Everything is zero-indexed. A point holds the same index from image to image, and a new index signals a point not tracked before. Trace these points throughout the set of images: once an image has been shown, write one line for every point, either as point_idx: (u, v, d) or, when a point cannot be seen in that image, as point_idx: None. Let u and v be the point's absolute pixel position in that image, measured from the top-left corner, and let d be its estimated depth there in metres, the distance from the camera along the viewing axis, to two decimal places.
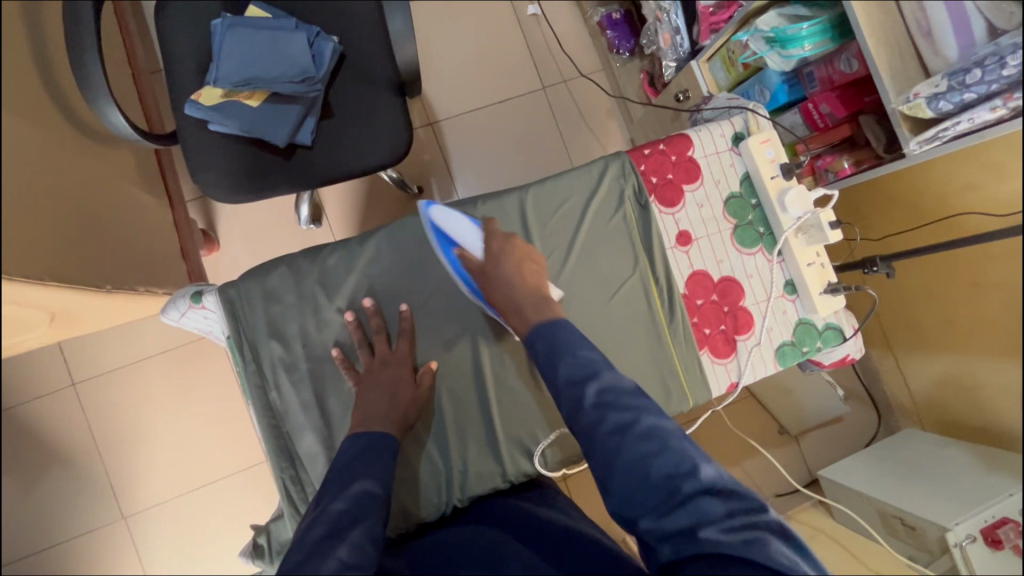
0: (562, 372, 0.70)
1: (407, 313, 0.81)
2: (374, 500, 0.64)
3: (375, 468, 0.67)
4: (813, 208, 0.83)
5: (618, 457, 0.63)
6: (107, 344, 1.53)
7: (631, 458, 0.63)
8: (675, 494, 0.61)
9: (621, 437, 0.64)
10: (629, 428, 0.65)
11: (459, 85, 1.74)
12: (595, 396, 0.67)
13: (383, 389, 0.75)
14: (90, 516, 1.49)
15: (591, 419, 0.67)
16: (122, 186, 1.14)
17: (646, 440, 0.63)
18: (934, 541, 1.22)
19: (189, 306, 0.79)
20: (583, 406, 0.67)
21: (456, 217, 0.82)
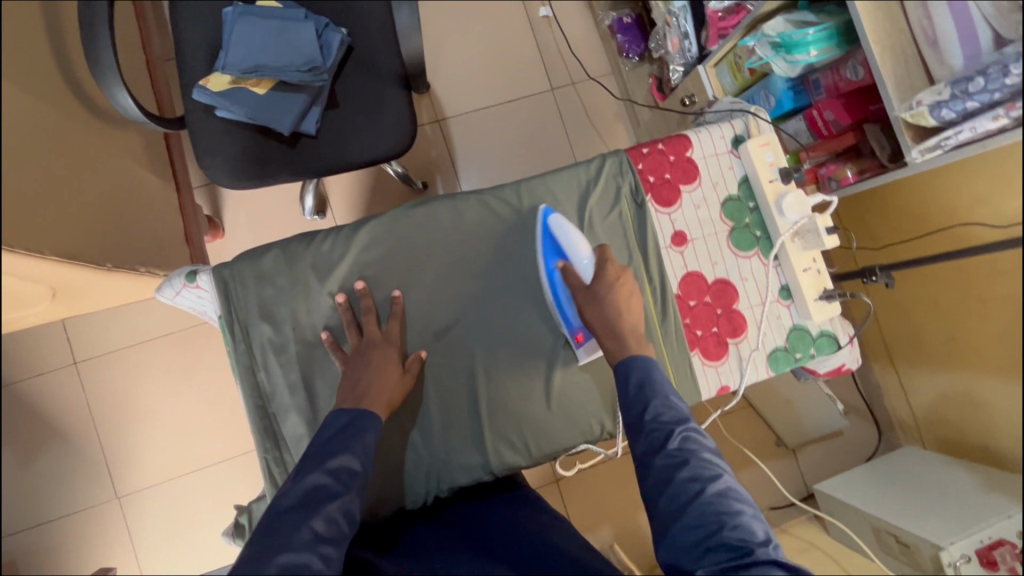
0: (650, 409, 0.70)
1: (399, 297, 0.80)
2: (350, 477, 0.66)
3: (359, 448, 0.69)
4: (810, 213, 0.82)
5: (691, 503, 0.62)
6: (110, 325, 1.55)
7: (702, 508, 0.61)
8: (742, 557, 0.57)
9: (698, 485, 0.63)
10: (708, 478, 0.63)
11: (468, 83, 1.75)
12: (679, 440, 0.67)
13: (369, 371, 0.75)
14: (85, 494, 1.51)
15: (670, 462, 0.66)
16: (129, 168, 1.16)
17: (723, 495, 0.62)
18: (928, 559, 1.20)
19: (184, 285, 0.80)
20: (664, 446, 0.67)
21: (573, 230, 0.81)
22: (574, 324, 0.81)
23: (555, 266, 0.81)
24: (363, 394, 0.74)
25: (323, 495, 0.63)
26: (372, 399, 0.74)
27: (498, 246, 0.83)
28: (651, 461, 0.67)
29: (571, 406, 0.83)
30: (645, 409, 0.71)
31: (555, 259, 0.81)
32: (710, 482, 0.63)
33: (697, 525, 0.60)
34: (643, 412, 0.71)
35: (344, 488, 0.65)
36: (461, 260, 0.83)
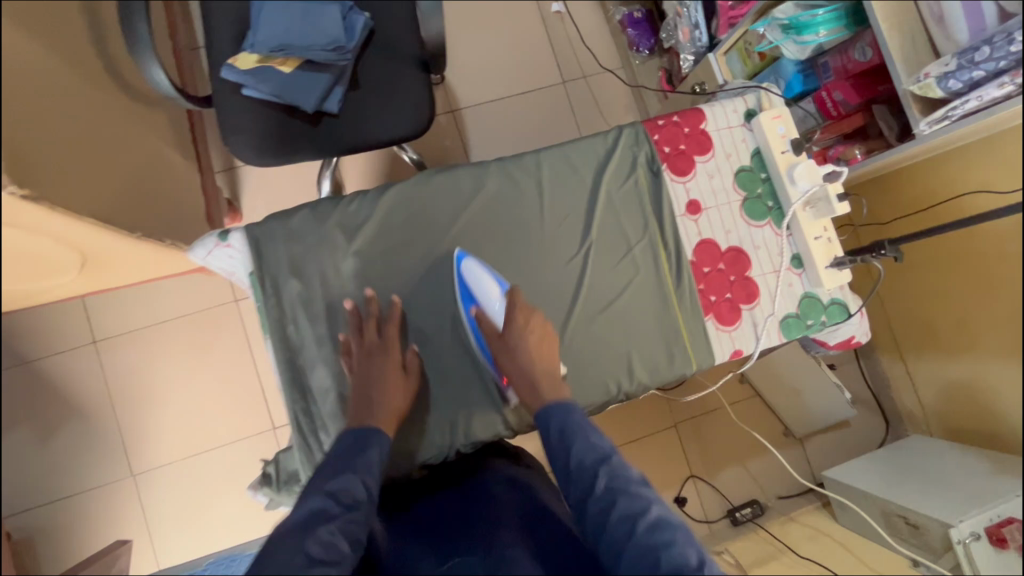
0: (574, 455, 0.68)
1: (398, 303, 0.80)
2: (353, 501, 0.64)
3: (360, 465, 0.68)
4: (821, 182, 0.85)
5: (625, 545, 0.60)
6: (130, 305, 1.59)
7: (639, 549, 0.59)
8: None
9: (629, 525, 0.61)
10: (639, 514, 0.62)
11: (482, 75, 1.79)
12: (606, 480, 0.65)
13: (374, 380, 0.76)
14: (101, 471, 1.54)
15: (600, 507, 0.64)
16: (158, 146, 1.20)
17: (656, 531, 0.60)
18: (938, 539, 1.20)
19: (216, 244, 0.82)
20: (592, 491, 0.65)
21: (484, 276, 0.80)
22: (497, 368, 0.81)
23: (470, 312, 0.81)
24: (372, 402, 0.75)
25: (322, 517, 0.61)
26: (387, 401, 0.75)
27: (520, 211, 0.85)
28: (583, 507, 0.65)
29: (590, 366, 0.83)
30: (566, 456, 0.69)
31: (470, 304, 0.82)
32: (642, 518, 0.62)
33: (638, 566, 0.59)
34: (565, 461, 0.69)
35: (346, 511, 0.63)
36: (483, 223, 0.84)
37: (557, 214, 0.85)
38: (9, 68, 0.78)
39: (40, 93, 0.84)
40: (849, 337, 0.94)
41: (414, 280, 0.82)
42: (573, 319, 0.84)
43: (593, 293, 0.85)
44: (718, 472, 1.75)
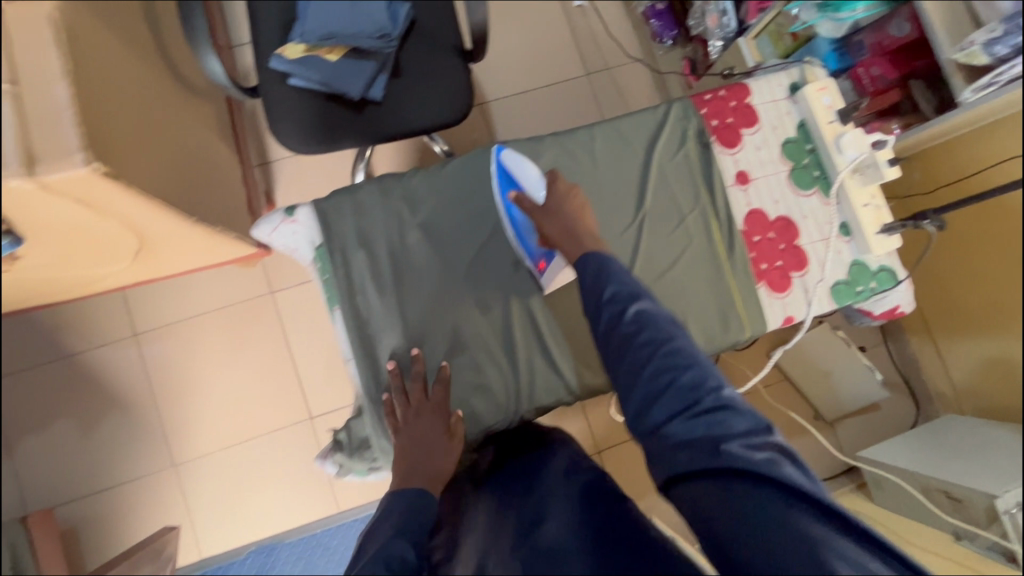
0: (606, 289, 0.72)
1: (445, 366, 0.81)
2: (402, 564, 0.59)
3: (407, 529, 0.64)
4: (869, 149, 0.86)
5: (645, 364, 0.64)
6: (168, 299, 1.62)
7: (659, 366, 0.64)
8: (696, 402, 0.61)
9: (652, 346, 0.66)
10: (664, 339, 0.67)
11: (507, 69, 1.82)
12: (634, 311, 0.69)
13: (421, 443, 0.76)
14: (143, 461, 1.56)
15: (627, 329, 0.68)
16: (205, 136, 1.23)
17: (676, 354, 0.65)
18: (981, 512, 1.19)
19: (282, 219, 0.85)
20: (620, 316, 0.70)
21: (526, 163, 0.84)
22: (535, 252, 0.83)
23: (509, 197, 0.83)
24: (418, 464, 0.74)
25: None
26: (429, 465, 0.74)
27: (575, 183, 0.87)
28: (608, 331, 0.70)
29: None
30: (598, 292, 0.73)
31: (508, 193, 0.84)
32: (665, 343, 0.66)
33: (656, 380, 0.64)
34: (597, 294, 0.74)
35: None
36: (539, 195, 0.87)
37: (610, 185, 0.88)
38: (84, 52, 0.81)
39: (110, 76, 0.87)
40: (894, 305, 0.96)
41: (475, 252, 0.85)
42: (629, 287, 0.86)
43: (647, 263, 0.87)
44: None
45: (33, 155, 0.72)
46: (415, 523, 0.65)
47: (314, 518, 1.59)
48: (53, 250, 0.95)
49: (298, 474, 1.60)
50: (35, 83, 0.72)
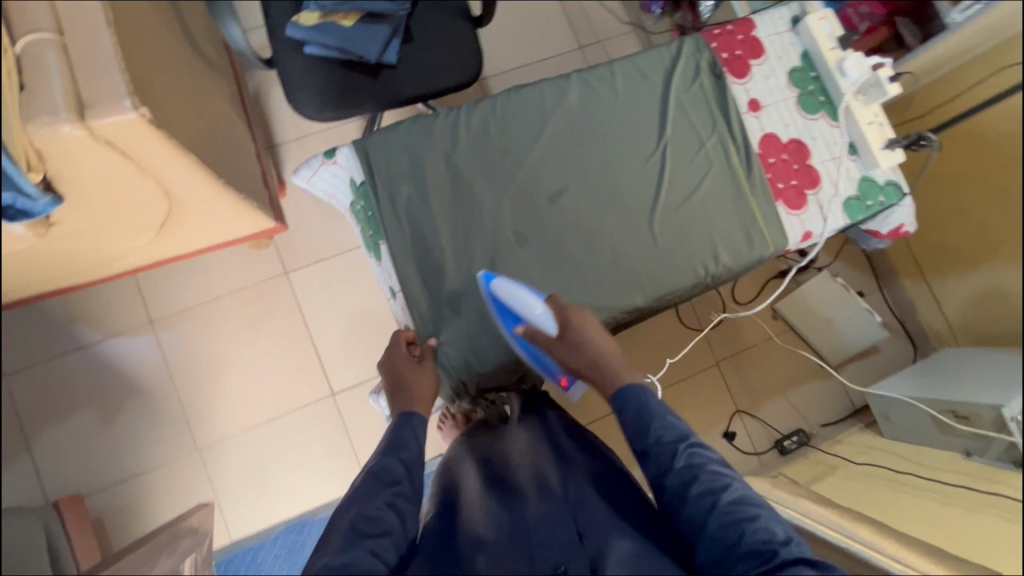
0: (652, 432, 0.73)
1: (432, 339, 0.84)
2: (393, 477, 0.68)
3: (392, 447, 0.72)
4: (870, 70, 0.93)
5: (708, 518, 0.65)
6: (182, 285, 1.62)
7: (726, 518, 0.65)
8: (772, 557, 0.61)
9: (710, 501, 0.66)
10: (720, 489, 0.67)
11: (503, 45, 1.87)
12: (686, 458, 0.70)
13: (405, 382, 0.79)
14: (167, 447, 1.55)
15: (680, 480, 0.69)
16: (221, 109, 1.25)
17: (740, 505, 0.65)
18: (990, 423, 1.25)
19: (322, 162, 0.88)
20: (671, 468, 0.70)
21: (521, 293, 0.82)
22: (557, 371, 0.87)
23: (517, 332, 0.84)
24: (407, 394, 0.78)
25: (371, 492, 0.66)
26: (415, 392, 0.78)
27: (601, 114, 0.92)
28: (662, 478, 0.71)
29: (677, 252, 0.91)
30: (645, 433, 0.74)
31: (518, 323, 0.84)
32: (723, 492, 0.67)
33: (720, 541, 0.64)
34: (644, 438, 0.74)
35: (388, 486, 0.67)
36: (568, 127, 0.91)
37: (634, 116, 0.92)
38: (121, 8, 0.83)
39: (142, 34, 0.89)
40: (899, 223, 1.03)
41: (512, 184, 0.88)
42: (658, 209, 0.91)
43: (673, 188, 0.92)
44: (762, 405, 1.82)
45: (84, 100, 0.73)
46: (399, 444, 0.72)
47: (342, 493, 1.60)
48: (87, 214, 0.96)
49: (323, 451, 1.60)
50: (81, 30, 0.74)
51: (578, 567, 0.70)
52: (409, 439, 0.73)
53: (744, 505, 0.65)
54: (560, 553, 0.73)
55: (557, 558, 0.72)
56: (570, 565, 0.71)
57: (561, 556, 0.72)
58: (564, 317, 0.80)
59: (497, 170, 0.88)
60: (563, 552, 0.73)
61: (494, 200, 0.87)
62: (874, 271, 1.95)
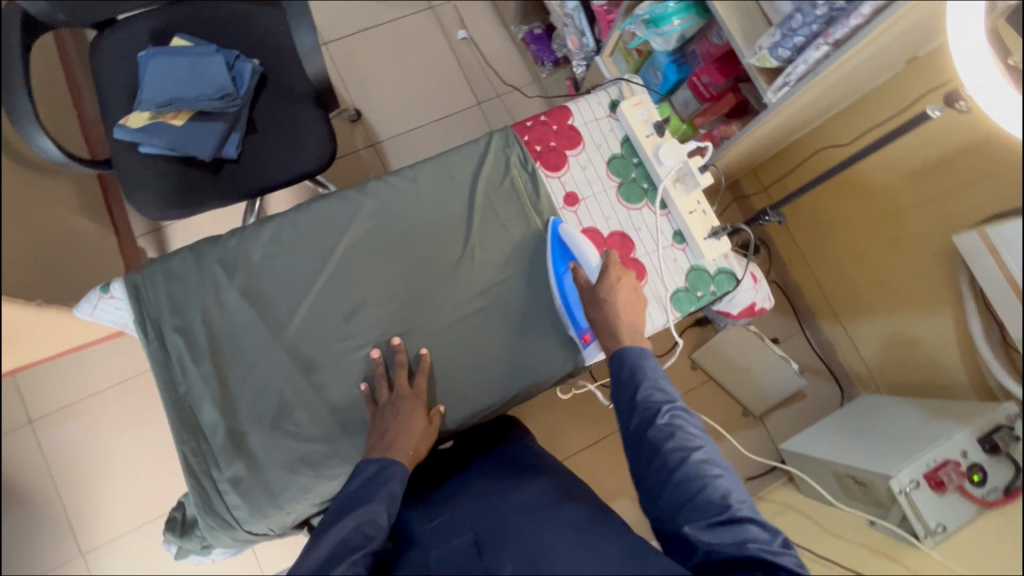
0: (641, 388, 0.76)
1: (426, 354, 0.83)
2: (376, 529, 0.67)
3: (370, 499, 0.70)
4: (685, 158, 0.89)
5: (679, 467, 0.70)
6: (63, 380, 1.55)
7: (692, 471, 0.69)
8: (727, 509, 0.66)
9: (684, 454, 0.70)
10: (692, 448, 0.71)
11: (398, 106, 1.83)
12: (669, 415, 0.74)
13: (411, 426, 0.78)
14: (49, 554, 1.48)
15: (659, 434, 0.73)
16: (59, 214, 1.20)
17: (709, 462, 0.70)
18: (883, 493, 1.20)
19: (98, 297, 0.81)
20: (653, 423, 0.74)
21: (582, 238, 0.86)
22: (582, 325, 0.85)
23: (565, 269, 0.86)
24: (392, 442, 0.76)
25: (348, 547, 0.65)
26: (399, 441, 0.76)
27: (402, 225, 0.86)
28: (640, 428, 0.75)
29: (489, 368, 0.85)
30: (636, 390, 0.77)
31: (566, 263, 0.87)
32: (694, 451, 0.71)
33: (683, 488, 0.68)
34: (634, 393, 0.77)
35: (369, 541, 0.66)
36: (366, 238, 0.85)
37: (437, 219, 0.87)
38: None
39: None
40: (749, 303, 0.97)
41: (303, 306, 0.82)
42: (466, 322, 0.86)
43: (486, 294, 0.87)
44: None
45: None
46: (379, 484, 0.72)
47: None
48: None
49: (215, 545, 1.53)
50: None
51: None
52: (391, 483, 0.72)
53: (713, 465, 0.70)
54: (456, 567, 0.72)
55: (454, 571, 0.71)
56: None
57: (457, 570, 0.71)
58: (608, 264, 0.83)
59: (273, 296, 0.81)
60: (460, 565, 0.72)
61: (283, 325, 0.81)
62: (793, 309, 1.84)
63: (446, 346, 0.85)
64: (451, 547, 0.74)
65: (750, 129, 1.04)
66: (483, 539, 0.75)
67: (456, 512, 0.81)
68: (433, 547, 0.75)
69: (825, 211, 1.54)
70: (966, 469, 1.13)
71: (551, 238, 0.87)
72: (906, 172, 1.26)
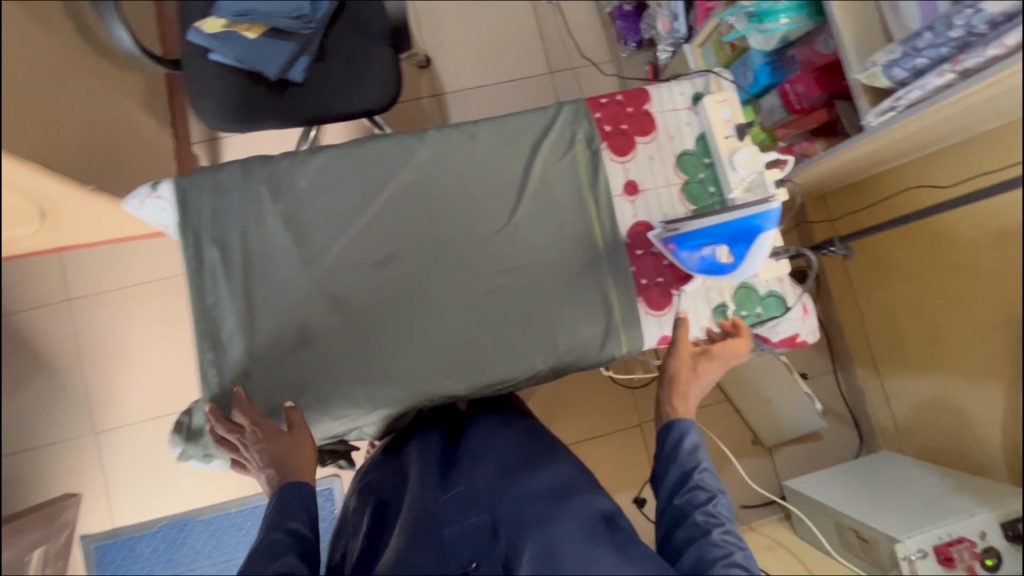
0: (683, 458, 0.73)
1: (240, 389, 0.75)
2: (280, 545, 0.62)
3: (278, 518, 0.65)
4: (761, 168, 0.83)
5: (706, 552, 0.64)
6: (103, 268, 1.61)
7: (720, 562, 0.63)
8: None
9: (713, 540, 0.65)
10: (727, 539, 0.65)
11: (469, 61, 1.78)
12: (706, 497, 0.69)
13: (275, 452, 0.71)
14: (67, 426, 1.56)
15: (692, 513, 0.68)
16: (123, 108, 1.21)
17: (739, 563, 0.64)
18: (886, 554, 1.16)
19: (147, 194, 0.82)
20: (690, 498, 0.69)
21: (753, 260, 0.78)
22: (681, 252, 0.82)
23: (717, 240, 0.79)
24: (286, 464, 0.71)
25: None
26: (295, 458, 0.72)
27: (453, 179, 0.83)
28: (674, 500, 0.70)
29: (514, 344, 0.82)
30: (678, 459, 0.73)
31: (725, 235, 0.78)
32: (727, 543, 0.65)
33: (706, 574, 0.63)
34: (676, 462, 0.73)
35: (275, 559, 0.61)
36: (410, 187, 0.82)
37: (489, 180, 0.84)
38: None
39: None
40: (792, 333, 0.91)
41: (339, 242, 0.81)
42: (498, 292, 0.83)
43: (522, 269, 0.83)
44: None
45: None
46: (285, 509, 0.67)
47: (226, 500, 1.59)
48: None
49: None
50: None
51: (490, 565, 0.70)
52: (297, 508, 0.67)
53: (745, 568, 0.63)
54: (473, 546, 0.72)
55: (472, 552, 0.71)
56: (482, 560, 0.70)
57: (474, 551, 0.71)
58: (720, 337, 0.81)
59: (311, 227, 0.80)
60: (476, 545, 0.72)
61: (317, 257, 0.80)
62: (831, 349, 1.78)
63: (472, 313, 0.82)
64: (462, 528, 0.74)
65: (840, 148, 0.95)
66: (500, 519, 0.73)
67: (473, 486, 0.79)
68: (450, 523, 0.74)
69: (883, 256, 1.42)
70: (980, 551, 1.08)
71: (745, 219, 0.76)
72: (959, 240, 1.13)
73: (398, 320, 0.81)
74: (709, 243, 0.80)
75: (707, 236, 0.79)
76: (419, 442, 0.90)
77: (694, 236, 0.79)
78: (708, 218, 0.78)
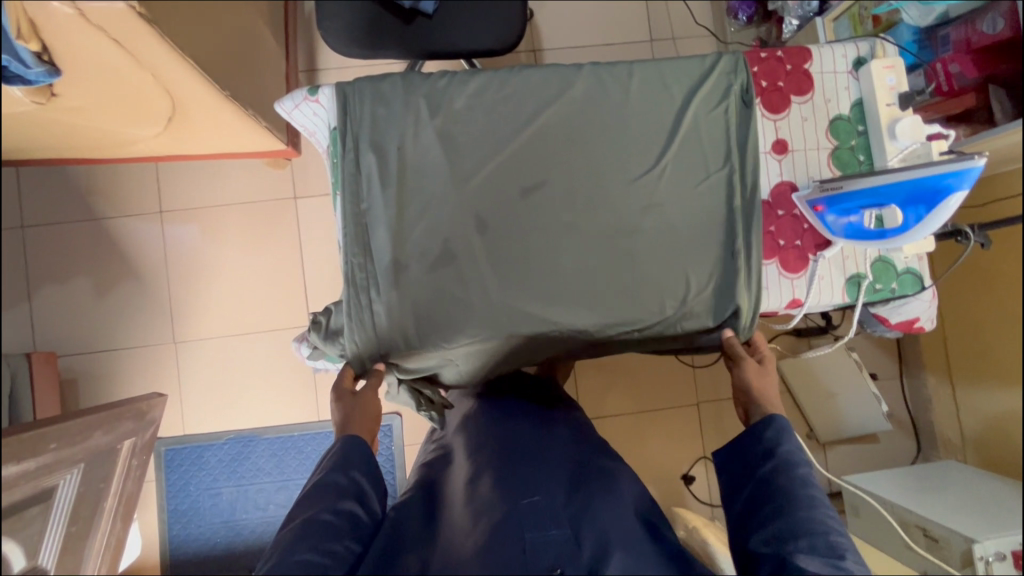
0: (766, 433, 0.77)
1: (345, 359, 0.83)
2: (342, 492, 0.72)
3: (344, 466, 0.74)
4: (924, 139, 0.80)
5: (793, 502, 0.69)
6: (196, 185, 1.64)
7: (807, 509, 0.68)
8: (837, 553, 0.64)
9: (800, 491, 0.70)
10: (814, 495, 0.70)
11: (571, 19, 1.75)
12: (787, 458, 0.74)
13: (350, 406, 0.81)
14: (150, 332, 1.62)
15: (777, 471, 0.73)
16: (253, 22, 1.22)
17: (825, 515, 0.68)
18: (958, 555, 1.18)
19: (304, 97, 0.84)
20: (776, 460, 0.74)
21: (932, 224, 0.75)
22: (835, 212, 0.81)
23: (888, 200, 0.77)
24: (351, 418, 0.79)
25: (334, 535, 0.67)
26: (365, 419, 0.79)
27: (605, 115, 0.83)
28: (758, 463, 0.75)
29: (646, 288, 0.82)
30: (761, 432, 0.77)
31: (900, 198, 0.76)
32: (813, 497, 0.70)
33: (794, 519, 0.68)
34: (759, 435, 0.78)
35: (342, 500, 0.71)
36: (564, 118, 0.82)
37: (642, 123, 0.83)
38: None
39: None
40: (912, 317, 0.91)
41: (488, 164, 0.81)
42: (637, 235, 0.83)
43: (662, 215, 0.83)
44: None
45: None
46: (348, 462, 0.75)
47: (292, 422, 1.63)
48: (92, 98, 0.96)
49: (283, 374, 1.64)
50: None
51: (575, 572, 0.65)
52: (357, 460, 0.75)
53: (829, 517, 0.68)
54: (556, 554, 0.67)
55: (555, 559, 0.67)
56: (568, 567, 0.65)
57: (557, 557, 0.67)
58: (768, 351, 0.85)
59: (462, 146, 0.81)
60: (560, 553, 0.67)
61: (465, 177, 0.81)
62: (899, 354, 1.74)
63: (609, 250, 0.82)
64: (543, 533, 0.69)
65: (1010, 128, 0.88)
66: (584, 530, 0.70)
67: (550, 497, 0.75)
68: (530, 529, 0.69)
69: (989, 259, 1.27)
70: None
71: (931, 179, 0.73)
72: None
73: (540, 247, 0.81)
74: (877, 202, 0.77)
75: (875, 197, 0.77)
76: (468, 428, 0.91)
77: (860, 195, 0.78)
78: (884, 175, 0.76)
